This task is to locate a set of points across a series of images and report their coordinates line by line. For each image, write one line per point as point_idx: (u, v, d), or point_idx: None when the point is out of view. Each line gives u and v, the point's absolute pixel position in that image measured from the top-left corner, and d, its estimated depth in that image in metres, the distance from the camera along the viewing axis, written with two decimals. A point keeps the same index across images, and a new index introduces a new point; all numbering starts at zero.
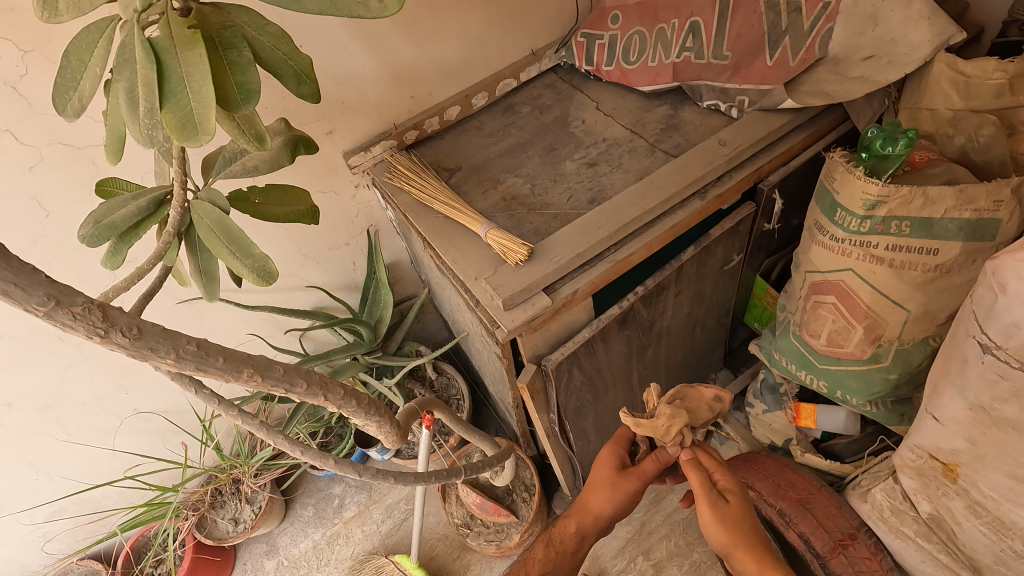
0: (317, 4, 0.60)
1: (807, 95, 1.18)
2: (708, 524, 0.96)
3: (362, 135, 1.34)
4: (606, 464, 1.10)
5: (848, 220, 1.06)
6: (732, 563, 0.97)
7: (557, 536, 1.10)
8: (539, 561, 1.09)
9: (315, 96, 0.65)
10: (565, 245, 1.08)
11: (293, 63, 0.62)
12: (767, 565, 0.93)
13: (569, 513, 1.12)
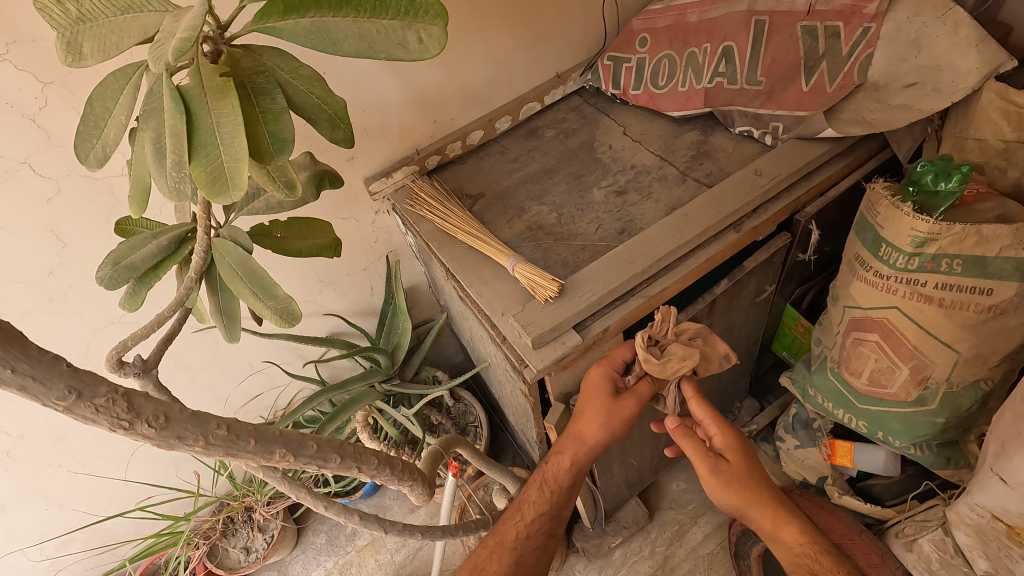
0: (354, 46, 0.57)
1: (846, 124, 1.13)
2: (718, 486, 0.97)
3: (383, 160, 1.31)
4: (596, 394, 0.98)
5: (893, 257, 1.01)
6: (745, 519, 1.01)
7: (551, 475, 1.04)
8: (535, 507, 1.05)
9: (349, 140, 0.62)
10: (596, 280, 1.04)
11: (328, 107, 0.59)
12: (778, 521, 0.98)
13: (558, 448, 1.04)
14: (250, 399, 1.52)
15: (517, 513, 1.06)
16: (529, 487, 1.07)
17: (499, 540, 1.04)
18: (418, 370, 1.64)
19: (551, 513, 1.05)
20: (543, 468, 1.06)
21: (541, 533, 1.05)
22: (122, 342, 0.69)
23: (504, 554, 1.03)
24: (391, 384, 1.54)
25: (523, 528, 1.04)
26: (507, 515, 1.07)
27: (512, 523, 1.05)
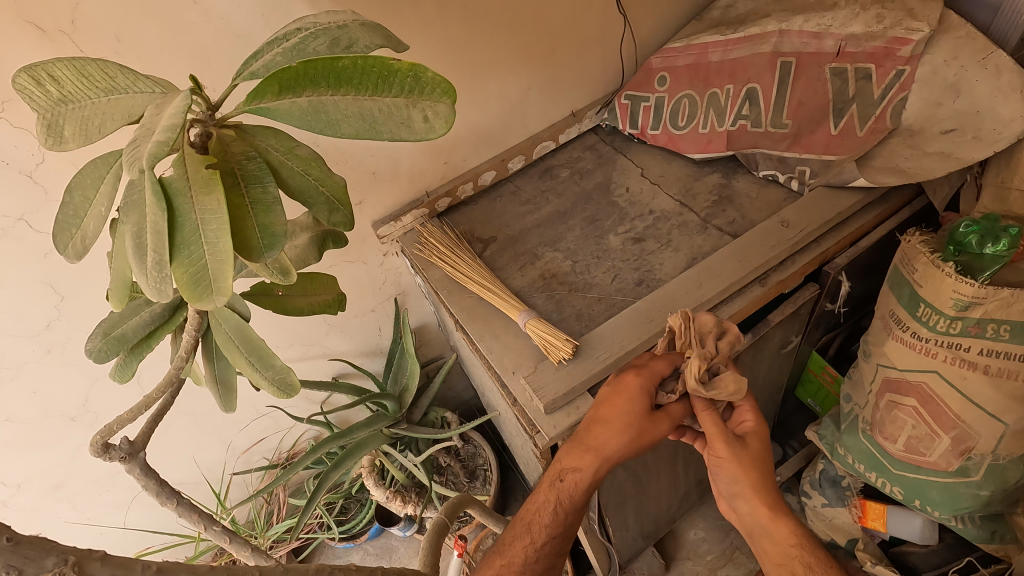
0: (353, 125, 0.53)
1: (879, 172, 1.07)
2: (727, 462, 0.86)
3: (392, 204, 1.27)
4: (630, 403, 0.84)
5: (934, 319, 0.94)
6: (737, 502, 0.87)
7: (559, 487, 0.87)
8: (542, 524, 0.89)
9: (348, 223, 0.57)
10: (612, 340, 0.99)
11: (326, 189, 0.55)
12: (777, 515, 0.85)
13: (568, 452, 0.87)
14: (253, 442, 1.49)
15: (518, 527, 0.91)
16: (533, 498, 0.91)
17: (505, 563, 0.90)
18: (425, 412, 1.59)
19: (560, 531, 0.90)
20: (552, 476, 0.88)
21: (548, 553, 0.90)
22: (107, 426, 0.65)
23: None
24: (399, 428, 1.49)
25: (529, 552, 0.90)
26: (509, 531, 0.92)
27: (515, 542, 0.91)
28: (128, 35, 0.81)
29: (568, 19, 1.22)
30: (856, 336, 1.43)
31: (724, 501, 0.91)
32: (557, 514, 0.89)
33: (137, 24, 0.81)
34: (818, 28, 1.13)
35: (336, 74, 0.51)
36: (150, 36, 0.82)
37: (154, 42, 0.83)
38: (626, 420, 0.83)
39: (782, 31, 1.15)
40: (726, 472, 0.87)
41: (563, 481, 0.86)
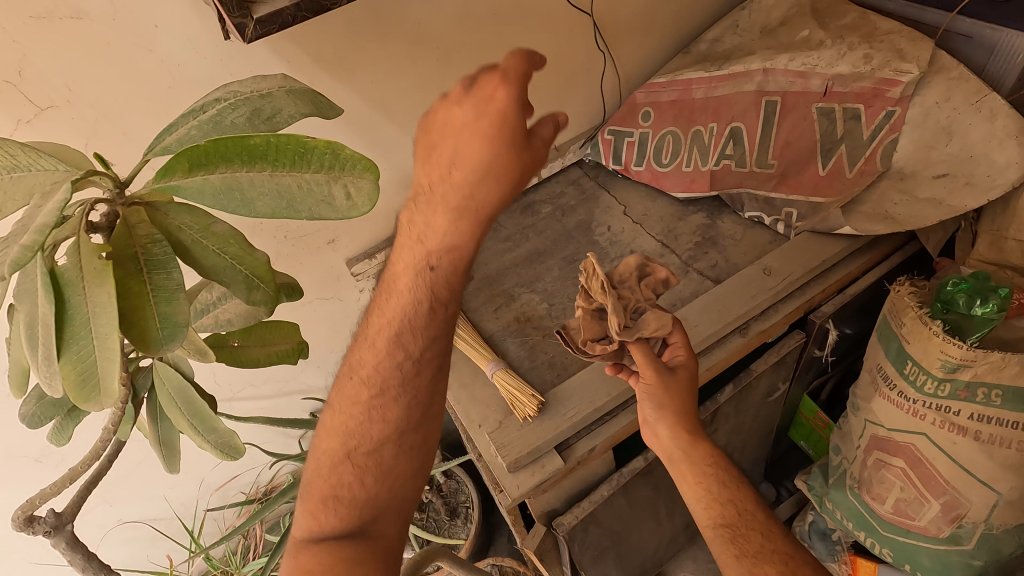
0: (268, 204, 0.49)
1: (867, 220, 1.02)
2: (654, 390, 0.83)
3: (366, 241, 1.24)
4: (478, 141, 0.55)
5: (921, 379, 0.89)
6: (657, 428, 0.84)
7: (424, 204, 0.59)
8: (397, 284, 0.63)
9: (271, 302, 0.53)
10: (582, 395, 0.95)
11: (245, 267, 0.51)
12: (696, 442, 0.81)
13: (427, 223, 0.59)
14: (230, 477, 1.47)
15: (361, 369, 0.66)
16: (379, 323, 0.65)
17: (344, 426, 0.66)
18: None
19: (417, 376, 0.64)
20: (413, 262, 0.61)
21: (400, 407, 0.65)
22: (27, 501, 0.62)
23: (346, 453, 0.65)
24: None
25: (382, 340, 0.64)
26: (349, 382, 0.67)
27: (357, 397, 0.65)
28: (85, 87, 0.79)
29: (552, 54, 1.18)
30: (849, 379, 1.37)
31: (646, 426, 0.87)
32: (417, 242, 0.60)
33: (95, 75, 0.79)
34: (804, 67, 1.09)
35: (247, 151, 0.48)
36: (109, 87, 0.81)
37: (113, 93, 0.81)
38: (481, 175, 0.55)
39: (766, 69, 1.12)
40: (651, 399, 0.84)
41: (432, 269, 0.60)
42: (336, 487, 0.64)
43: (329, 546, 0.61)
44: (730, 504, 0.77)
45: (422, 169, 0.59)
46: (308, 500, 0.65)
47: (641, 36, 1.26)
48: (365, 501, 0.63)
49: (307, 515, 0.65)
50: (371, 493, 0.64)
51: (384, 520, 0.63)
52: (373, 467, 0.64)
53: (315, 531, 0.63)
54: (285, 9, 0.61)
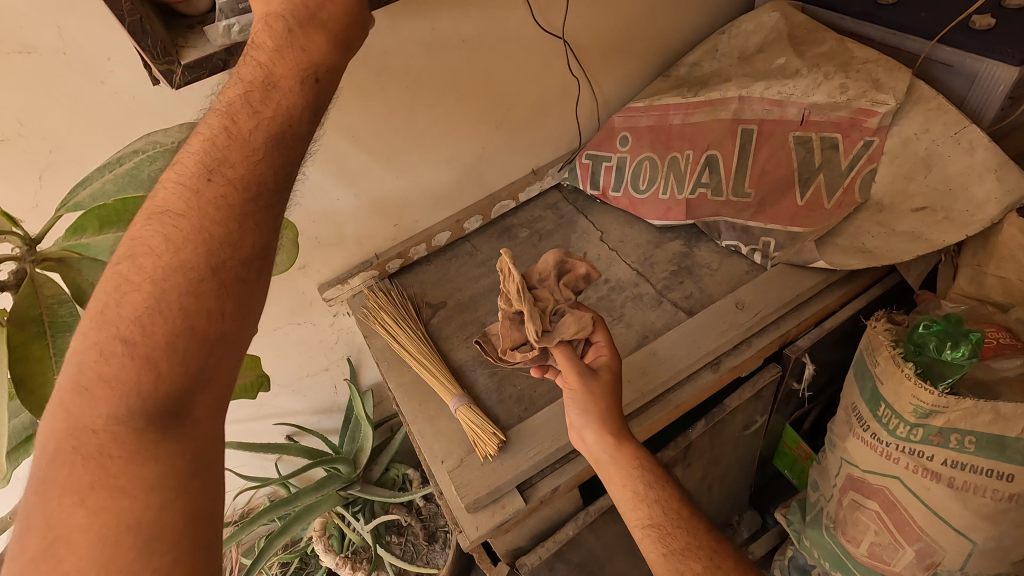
0: None
1: (842, 254, 1.00)
2: (579, 393, 0.81)
3: (339, 266, 1.23)
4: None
5: (893, 423, 0.86)
6: (584, 432, 0.82)
7: (292, 63, 0.56)
8: (248, 137, 0.54)
9: None
10: (545, 432, 0.93)
11: None
12: (622, 440, 0.80)
13: (295, 53, 0.56)
14: None
15: (185, 206, 0.52)
16: (224, 151, 0.53)
17: (157, 279, 0.49)
18: (386, 469, 1.54)
19: (262, 227, 0.53)
20: (293, 68, 0.56)
21: (237, 260, 0.52)
22: None
23: (162, 318, 0.48)
24: (352, 490, 1.44)
25: (223, 192, 0.52)
26: (166, 222, 0.51)
27: (177, 241, 0.50)
28: (33, 123, 0.78)
29: (527, 79, 1.16)
30: (832, 408, 1.33)
31: (572, 430, 0.85)
32: (281, 105, 0.55)
33: (41, 111, 0.78)
34: (779, 96, 1.07)
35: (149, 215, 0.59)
36: (56, 124, 0.79)
37: (61, 130, 0.80)
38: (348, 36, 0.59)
39: (742, 97, 1.10)
40: (578, 402, 0.82)
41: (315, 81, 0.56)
42: (143, 368, 0.48)
43: (131, 444, 0.46)
44: (655, 501, 0.77)
45: (280, 20, 0.56)
46: (93, 397, 0.48)
47: (618, 60, 1.24)
48: (186, 378, 0.49)
49: (91, 412, 0.47)
50: (190, 372, 0.49)
51: (204, 406, 0.51)
52: (219, 290, 0.51)
53: (108, 430, 0.47)
54: (214, 53, 0.61)
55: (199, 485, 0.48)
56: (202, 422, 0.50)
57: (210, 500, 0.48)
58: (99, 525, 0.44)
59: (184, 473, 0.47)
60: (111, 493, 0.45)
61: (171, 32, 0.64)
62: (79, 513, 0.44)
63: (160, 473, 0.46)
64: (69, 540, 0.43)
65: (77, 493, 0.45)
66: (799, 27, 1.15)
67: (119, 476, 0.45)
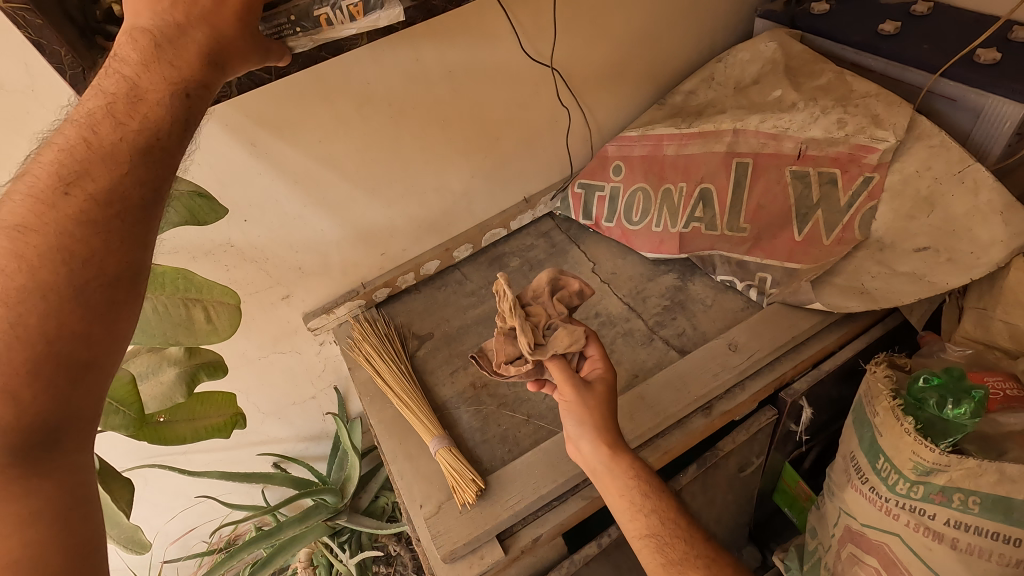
0: None
1: (841, 295, 0.96)
2: (571, 406, 0.76)
3: (325, 295, 1.20)
4: None
5: (893, 478, 0.82)
6: (580, 443, 0.77)
7: (161, 74, 0.51)
8: (110, 149, 0.49)
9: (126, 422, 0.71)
10: (528, 478, 0.89)
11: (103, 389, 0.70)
12: (617, 450, 0.74)
13: (172, 57, 0.51)
14: (188, 528, 1.44)
15: (41, 223, 0.47)
16: (85, 163, 0.49)
17: (12, 302, 0.45)
18: (375, 498, 1.48)
19: (132, 248, 0.50)
20: (159, 83, 0.51)
21: (104, 282, 0.48)
22: None
23: (23, 346, 0.44)
24: (340, 520, 1.38)
25: (84, 208, 0.48)
26: (16, 240, 0.46)
27: (33, 261, 0.46)
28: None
29: (516, 108, 1.14)
30: (834, 447, 1.28)
31: (570, 442, 0.79)
32: (151, 116, 0.51)
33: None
34: (775, 129, 1.04)
35: None
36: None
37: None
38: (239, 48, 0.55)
39: (737, 130, 1.06)
40: (571, 416, 0.77)
41: (189, 98, 0.52)
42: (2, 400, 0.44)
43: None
44: (654, 509, 0.70)
45: (154, 24, 0.52)
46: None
47: (611, 88, 1.22)
48: (51, 411, 0.46)
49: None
50: (58, 405, 0.46)
51: (74, 438, 0.48)
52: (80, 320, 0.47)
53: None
54: None
55: (82, 515, 0.47)
56: (72, 455, 0.48)
57: (94, 529, 0.47)
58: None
59: (61, 508, 0.46)
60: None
61: None
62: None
63: (36, 508, 0.44)
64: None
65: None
66: (797, 57, 1.11)
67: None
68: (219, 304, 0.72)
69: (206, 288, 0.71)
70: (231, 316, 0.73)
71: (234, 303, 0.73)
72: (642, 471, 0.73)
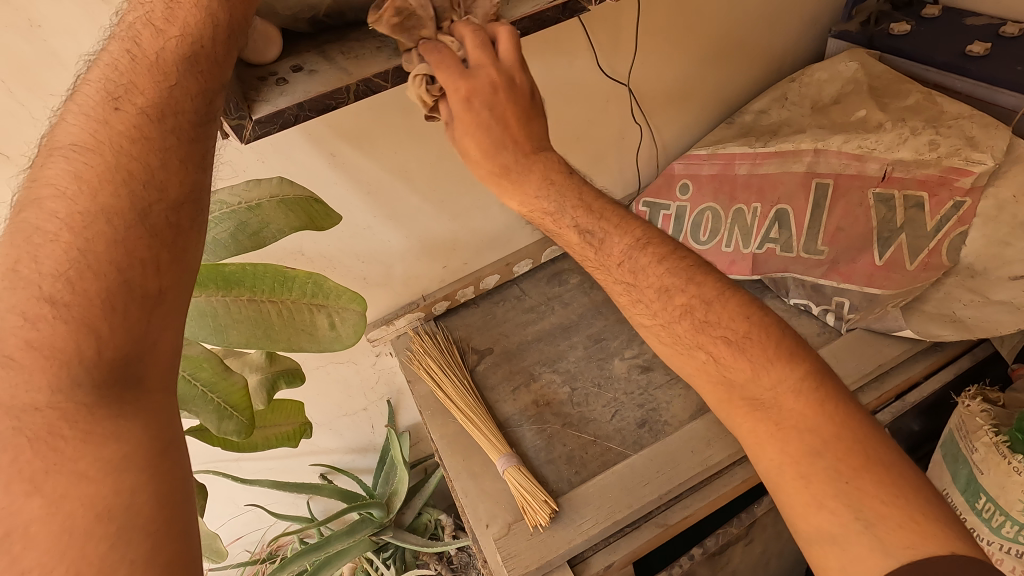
0: (241, 335, 0.66)
1: (932, 323, 0.92)
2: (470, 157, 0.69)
3: (385, 307, 1.19)
4: None
5: (998, 520, 0.82)
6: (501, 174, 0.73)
7: None
8: (155, 57, 0.47)
9: (239, 428, 0.69)
10: (603, 498, 0.87)
11: (220, 396, 0.68)
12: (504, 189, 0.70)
13: None
14: (235, 537, 1.43)
15: (96, 140, 0.45)
16: (131, 77, 0.47)
17: (77, 226, 0.43)
18: (418, 514, 1.43)
19: (190, 168, 0.48)
20: None
21: (169, 204, 0.46)
22: None
23: (94, 273, 0.42)
24: (385, 535, 1.33)
25: (135, 121, 0.46)
26: (74, 158, 0.45)
27: (93, 180, 0.44)
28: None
29: (585, 124, 1.11)
30: None
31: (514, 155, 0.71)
32: (189, 20, 0.48)
33: (11, 114, 0.69)
34: (860, 150, 1.01)
35: (225, 278, 0.64)
36: (28, 134, 0.71)
37: (32, 141, 0.72)
38: None
39: (818, 150, 1.04)
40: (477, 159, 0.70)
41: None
42: (80, 333, 0.41)
43: (85, 424, 0.39)
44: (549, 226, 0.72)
45: None
46: (20, 367, 0.39)
47: (683, 105, 1.19)
48: (129, 340, 0.42)
49: (19, 390, 0.39)
50: (134, 339, 0.43)
51: (156, 379, 0.44)
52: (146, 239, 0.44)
53: (54, 406, 0.39)
54: (287, 107, 0.54)
55: (172, 463, 0.40)
56: (157, 394, 0.43)
57: (185, 478, 0.41)
58: (64, 515, 0.35)
59: (154, 452, 0.40)
60: (68, 480, 0.36)
61: (239, 83, 0.57)
62: (42, 510, 0.35)
63: (127, 451, 0.39)
64: (28, 534, 0.35)
65: (30, 481, 0.36)
66: (880, 77, 1.10)
67: (77, 458, 0.37)
68: (343, 311, 0.70)
69: (333, 293, 0.69)
70: (356, 323, 0.70)
71: (359, 310, 0.70)
72: (552, 191, 0.70)
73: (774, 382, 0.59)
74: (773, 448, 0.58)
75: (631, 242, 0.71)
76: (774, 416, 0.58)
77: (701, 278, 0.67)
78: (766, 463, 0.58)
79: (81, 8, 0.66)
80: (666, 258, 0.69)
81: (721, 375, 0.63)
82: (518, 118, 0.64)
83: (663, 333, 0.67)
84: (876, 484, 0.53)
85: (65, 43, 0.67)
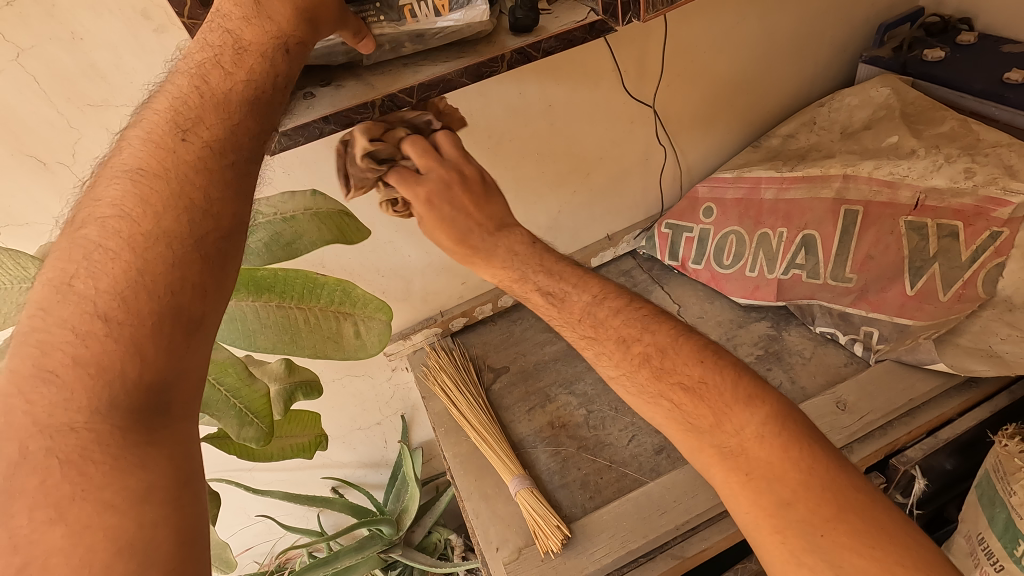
0: (269, 340, 0.66)
1: (969, 358, 0.87)
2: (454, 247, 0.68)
3: (403, 322, 1.19)
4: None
5: None
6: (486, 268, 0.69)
7: (264, 28, 0.50)
8: (223, 97, 0.49)
9: (259, 434, 0.69)
10: (614, 527, 0.85)
11: (240, 402, 0.68)
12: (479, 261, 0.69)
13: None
14: (245, 547, 1.43)
15: (163, 167, 0.46)
16: (199, 112, 0.48)
17: (138, 247, 0.43)
18: (428, 532, 1.40)
19: (242, 200, 0.48)
20: (261, 36, 0.50)
21: (223, 234, 0.46)
22: None
23: (147, 295, 0.41)
24: (393, 554, 1.29)
25: (200, 153, 0.46)
26: (139, 182, 0.45)
27: (155, 206, 0.44)
28: (32, 129, 0.71)
29: (609, 144, 1.10)
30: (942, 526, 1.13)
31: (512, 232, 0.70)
32: (256, 67, 0.50)
33: (49, 121, 0.71)
34: (891, 177, 0.99)
35: (255, 283, 0.65)
36: (67, 142, 0.73)
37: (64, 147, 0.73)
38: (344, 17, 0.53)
39: (847, 176, 1.03)
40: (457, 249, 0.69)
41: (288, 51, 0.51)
42: (125, 353, 0.39)
43: (112, 449, 0.36)
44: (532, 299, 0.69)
45: None
46: (60, 383, 0.38)
47: (708, 128, 1.18)
48: (166, 366, 0.40)
49: (58, 407, 0.37)
50: (174, 364, 0.41)
51: (185, 405, 0.41)
52: (198, 263, 0.44)
53: (90, 427, 0.36)
54: (313, 121, 0.56)
55: (194, 494, 0.38)
56: (185, 422, 0.41)
57: (202, 513, 0.38)
58: (84, 550, 0.32)
59: (176, 484, 0.37)
60: (93, 509, 0.34)
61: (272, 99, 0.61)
62: (62, 540, 0.32)
63: (152, 482, 0.36)
64: (47, 564, 0.32)
65: (54, 508, 0.33)
66: (912, 104, 1.09)
67: (102, 486, 0.35)
68: (370, 320, 0.70)
69: (361, 302, 0.69)
70: (381, 332, 0.71)
71: (385, 320, 0.71)
72: (518, 260, 0.69)
73: (738, 428, 0.52)
74: (748, 499, 0.49)
75: (594, 298, 0.67)
76: (743, 465, 0.50)
77: (660, 325, 0.63)
78: (743, 515, 0.49)
79: (126, 26, 0.68)
80: (625, 309, 0.65)
81: (686, 422, 0.55)
82: (476, 203, 0.67)
83: (630, 386, 0.60)
84: (851, 535, 0.44)
85: (102, 61, 0.70)
